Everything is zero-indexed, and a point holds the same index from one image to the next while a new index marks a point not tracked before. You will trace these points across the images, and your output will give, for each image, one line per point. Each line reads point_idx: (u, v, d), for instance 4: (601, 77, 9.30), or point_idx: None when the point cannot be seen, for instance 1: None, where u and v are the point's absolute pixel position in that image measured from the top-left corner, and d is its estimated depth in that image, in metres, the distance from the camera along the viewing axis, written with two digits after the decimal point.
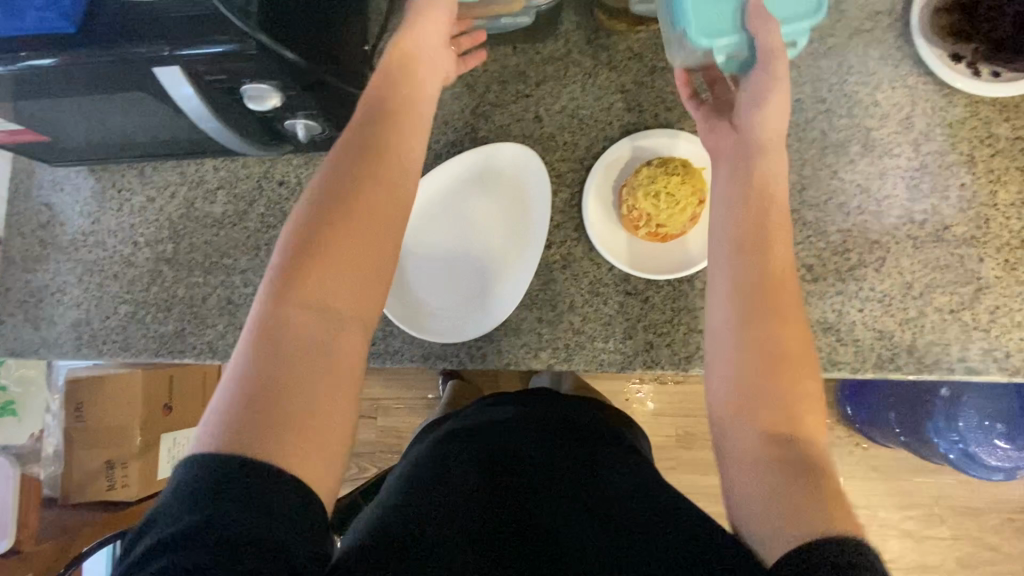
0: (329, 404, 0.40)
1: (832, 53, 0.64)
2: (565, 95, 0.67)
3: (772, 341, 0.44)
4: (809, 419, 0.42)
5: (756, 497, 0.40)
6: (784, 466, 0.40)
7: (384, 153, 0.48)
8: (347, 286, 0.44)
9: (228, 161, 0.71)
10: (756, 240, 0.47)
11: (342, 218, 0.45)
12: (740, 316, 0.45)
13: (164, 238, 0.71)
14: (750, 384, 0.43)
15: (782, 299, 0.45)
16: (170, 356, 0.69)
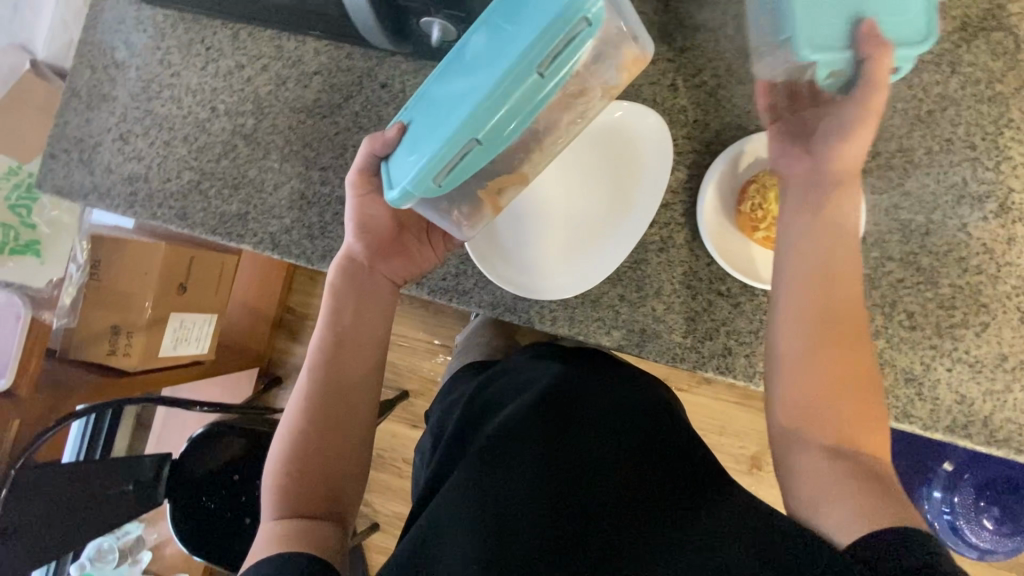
0: (334, 529, 0.50)
1: (997, 99, 0.60)
2: (708, 70, 0.62)
3: (841, 366, 0.48)
4: (873, 429, 0.47)
5: (820, 499, 0.44)
6: (858, 475, 0.44)
7: (379, 299, 0.59)
8: (346, 408, 0.56)
9: (333, 46, 0.65)
10: (812, 263, 0.51)
11: (340, 373, 0.57)
12: (811, 353, 0.49)
13: (245, 112, 0.66)
14: (819, 405, 0.48)
15: (849, 328, 0.50)
16: (227, 238, 0.66)
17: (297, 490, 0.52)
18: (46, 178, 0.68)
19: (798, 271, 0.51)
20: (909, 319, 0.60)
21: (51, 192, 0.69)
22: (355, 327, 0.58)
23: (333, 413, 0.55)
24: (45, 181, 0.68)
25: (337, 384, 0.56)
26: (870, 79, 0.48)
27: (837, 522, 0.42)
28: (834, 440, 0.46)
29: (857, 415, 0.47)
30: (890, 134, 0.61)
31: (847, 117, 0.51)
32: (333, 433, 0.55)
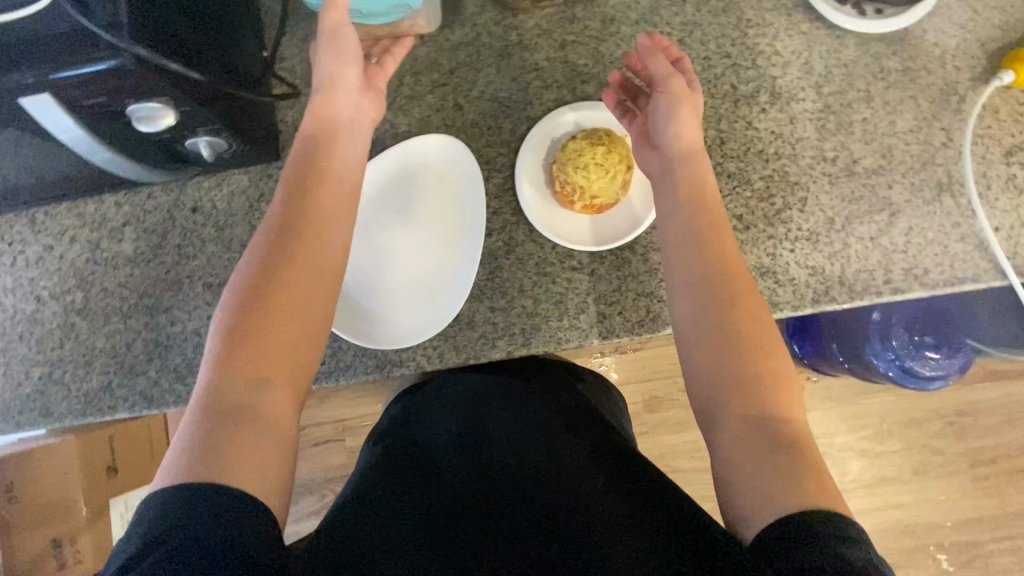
0: (271, 442, 0.42)
1: (730, 8, 0.66)
2: (481, 80, 0.66)
3: (741, 330, 0.48)
4: (782, 399, 0.45)
5: (755, 486, 0.41)
6: (773, 450, 0.43)
7: (317, 213, 0.51)
8: (286, 334, 0.46)
9: (130, 194, 0.65)
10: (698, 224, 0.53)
11: (279, 282, 0.47)
12: (716, 337, 0.48)
13: (71, 288, 0.65)
14: (718, 347, 0.47)
15: (746, 306, 0.49)
16: (100, 414, 0.64)
17: (223, 409, 0.42)
18: None
19: (684, 263, 0.52)
20: (741, 222, 0.64)
21: None
22: (294, 244, 0.49)
23: (274, 354, 0.45)
24: None
25: (278, 314, 0.46)
26: (682, 95, 0.56)
27: (756, 503, 0.41)
28: (745, 413, 0.45)
29: (764, 386, 0.46)
30: None
31: (678, 109, 0.56)
32: (275, 370, 0.45)
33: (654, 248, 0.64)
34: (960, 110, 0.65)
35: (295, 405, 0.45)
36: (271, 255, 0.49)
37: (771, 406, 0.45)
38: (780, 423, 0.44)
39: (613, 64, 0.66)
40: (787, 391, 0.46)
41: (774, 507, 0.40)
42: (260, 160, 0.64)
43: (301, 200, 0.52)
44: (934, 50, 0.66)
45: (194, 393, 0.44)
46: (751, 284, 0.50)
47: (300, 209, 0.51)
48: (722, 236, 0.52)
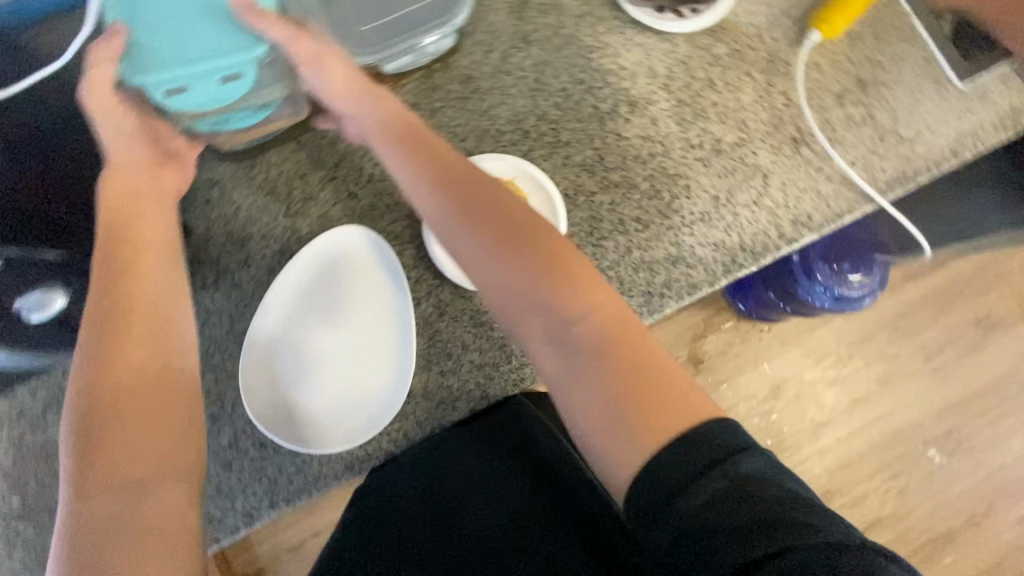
0: (162, 549, 0.40)
1: (569, 40, 0.73)
2: (367, 165, 0.69)
3: (511, 245, 0.47)
4: (586, 300, 0.45)
5: (588, 414, 0.44)
6: (588, 360, 0.44)
7: (141, 287, 0.47)
8: (148, 439, 0.43)
9: (44, 379, 0.62)
10: (432, 158, 0.51)
11: (112, 379, 0.43)
12: (490, 265, 0.47)
13: (6, 495, 0.61)
14: (521, 293, 0.46)
15: (497, 215, 0.48)
16: None
17: (90, 543, 0.39)
18: None
19: (428, 210, 0.50)
20: (639, 223, 0.69)
21: None
22: (110, 334, 0.44)
23: (140, 461, 0.42)
24: None
25: (123, 426, 0.42)
26: (313, 53, 0.54)
27: (604, 437, 0.43)
28: (549, 333, 0.45)
29: (562, 283, 0.45)
30: (523, 113, 0.71)
31: (322, 72, 0.54)
32: (145, 470, 0.42)
33: None
34: (789, 73, 0.74)
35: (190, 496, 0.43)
36: (94, 349, 0.44)
37: (572, 311, 0.45)
38: (581, 329, 0.45)
39: (483, 116, 0.71)
40: (583, 285, 0.46)
41: (611, 438, 0.43)
42: None
43: (111, 275, 0.47)
44: (750, 29, 0.74)
45: (60, 520, 0.41)
46: (511, 198, 0.49)
47: (111, 283, 0.47)
48: (445, 155, 0.51)
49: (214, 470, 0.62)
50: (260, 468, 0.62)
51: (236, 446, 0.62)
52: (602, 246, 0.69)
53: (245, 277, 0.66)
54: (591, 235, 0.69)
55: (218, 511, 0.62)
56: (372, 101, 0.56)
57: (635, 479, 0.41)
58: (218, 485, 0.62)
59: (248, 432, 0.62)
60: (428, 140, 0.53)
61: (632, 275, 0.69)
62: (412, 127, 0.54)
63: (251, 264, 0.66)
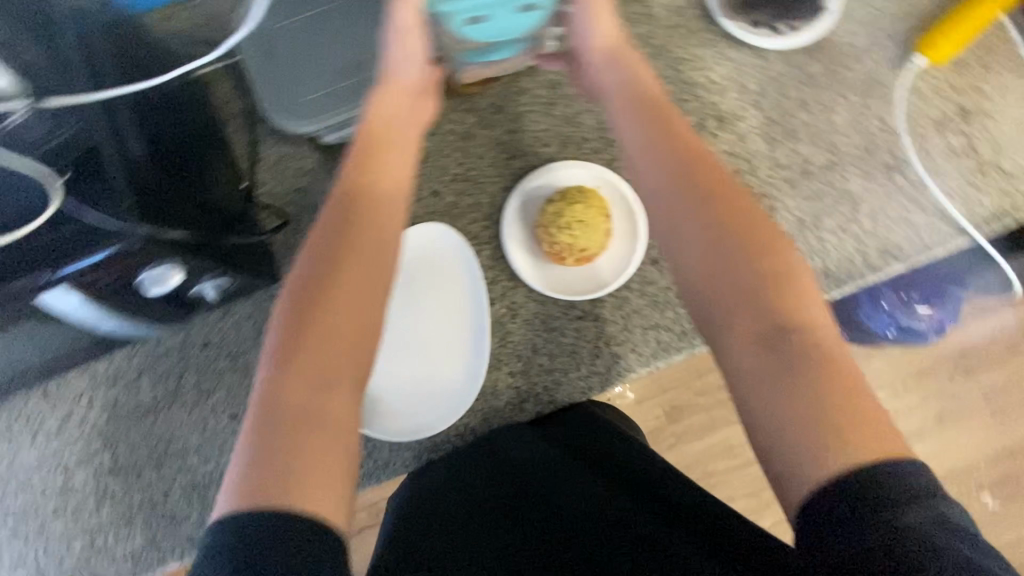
0: (337, 454, 0.41)
1: (661, 51, 0.72)
2: (452, 163, 0.70)
3: (730, 228, 0.47)
4: (801, 308, 0.44)
5: (797, 412, 0.40)
6: (803, 364, 0.41)
7: (374, 211, 0.51)
8: (367, 323, 0.46)
9: (141, 346, 0.66)
10: (648, 129, 0.53)
11: (336, 280, 0.46)
12: (704, 236, 0.47)
13: (98, 449, 0.65)
14: (731, 286, 0.45)
15: (706, 191, 0.49)
16: (150, 570, 0.64)
17: (295, 406, 0.41)
18: None
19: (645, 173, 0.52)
20: None
21: None
22: (350, 241, 0.48)
23: (338, 362, 0.44)
24: None
25: (348, 317, 0.45)
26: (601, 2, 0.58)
27: (801, 436, 0.39)
28: (760, 333, 0.43)
29: (775, 284, 0.45)
30: (609, 121, 0.71)
31: (596, 20, 0.58)
32: (335, 369, 0.44)
33: (649, 282, 0.67)
34: (887, 97, 0.71)
35: (353, 420, 0.44)
36: (316, 262, 0.47)
37: (787, 314, 0.43)
38: (797, 336, 0.42)
39: (568, 122, 0.71)
40: (796, 291, 0.44)
41: (826, 443, 0.38)
42: (261, 286, 0.66)
43: (352, 199, 0.51)
44: (850, 49, 0.72)
45: (254, 398, 0.42)
46: (734, 186, 0.49)
47: (346, 209, 0.50)
48: (673, 123, 0.53)
49: None
50: None
51: None
52: None
53: None
54: None
55: None
56: (615, 78, 0.58)
57: (839, 478, 0.37)
58: None
59: None
60: (661, 116, 0.54)
61: None
62: (655, 97, 0.56)
63: None
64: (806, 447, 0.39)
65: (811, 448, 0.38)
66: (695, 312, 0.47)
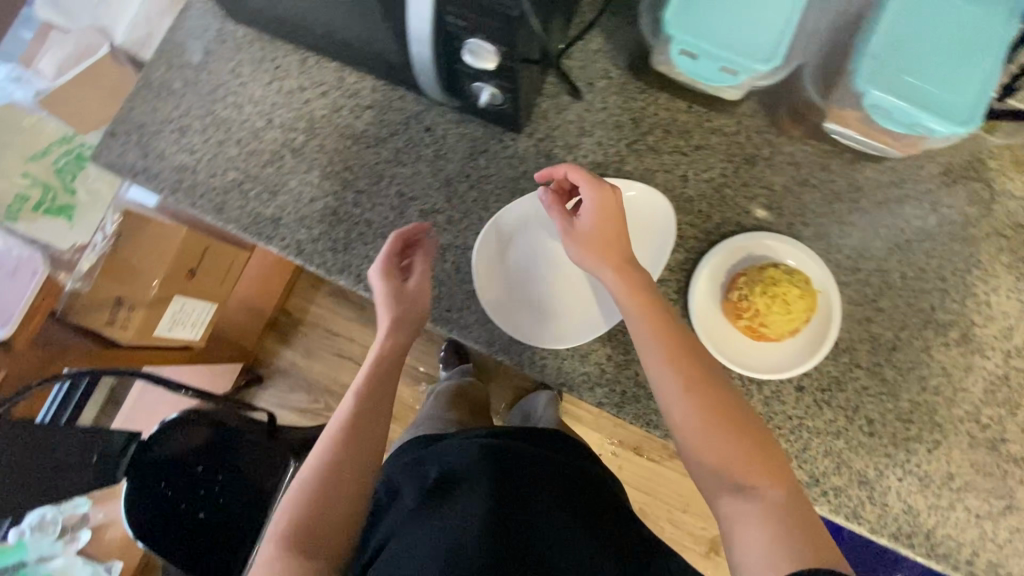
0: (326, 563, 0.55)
1: (968, 241, 0.67)
2: (717, 169, 0.69)
3: (716, 399, 0.55)
4: (768, 466, 0.53)
5: (756, 556, 0.49)
6: (767, 515, 0.50)
7: (388, 387, 0.64)
8: (384, 427, 0.62)
9: (389, 89, 0.72)
10: (650, 309, 0.58)
11: (352, 444, 0.59)
12: (705, 410, 0.54)
13: (299, 128, 0.72)
14: (716, 446, 0.53)
15: (710, 380, 0.56)
16: (256, 238, 0.70)
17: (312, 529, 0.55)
18: (101, 152, 0.72)
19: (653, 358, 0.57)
20: (868, 425, 0.64)
21: (102, 167, 0.72)
22: (365, 425, 0.60)
23: (331, 490, 0.57)
24: (99, 155, 0.72)
25: (371, 455, 0.60)
26: (569, 232, 0.62)
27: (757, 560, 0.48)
28: (736, 479, 0.52)
29: (752, 449, 0.53)
30: (869, 254, 0.67)
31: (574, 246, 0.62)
32: (336, 485, 0.57)
33: (779, 398, 0.65)
34: None
35: (347, 510, 0.57)
36: (337, 454, 0.58)
37: (761, 472, 0.52)
38: (767, 490, 0.52)
39: (836, 224, 0.68)
40: (764, 458, 0.53)
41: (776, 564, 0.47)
42: (502, 125, 0.69)
43: (382, 396, 0.63)
44: None
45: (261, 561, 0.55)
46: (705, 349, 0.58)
47: (380, 401, 0.62)
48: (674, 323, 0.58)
49: (413, 251, 0.69)
50: (439, 280, 0.69)
51: (440, 252, 0.69)
52: (820, 409, 0.65)
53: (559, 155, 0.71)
54: (820, 391, 0.65)
55: None
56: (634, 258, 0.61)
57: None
58: (406, 262, 0.69)
59: (457, 251, 0.69)
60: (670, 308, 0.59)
61: (816, 454, 0.64)
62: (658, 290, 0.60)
63: (572, 152, 0.70)
64: (765, 558, 0.48)
65: (759, 571, 0.48)
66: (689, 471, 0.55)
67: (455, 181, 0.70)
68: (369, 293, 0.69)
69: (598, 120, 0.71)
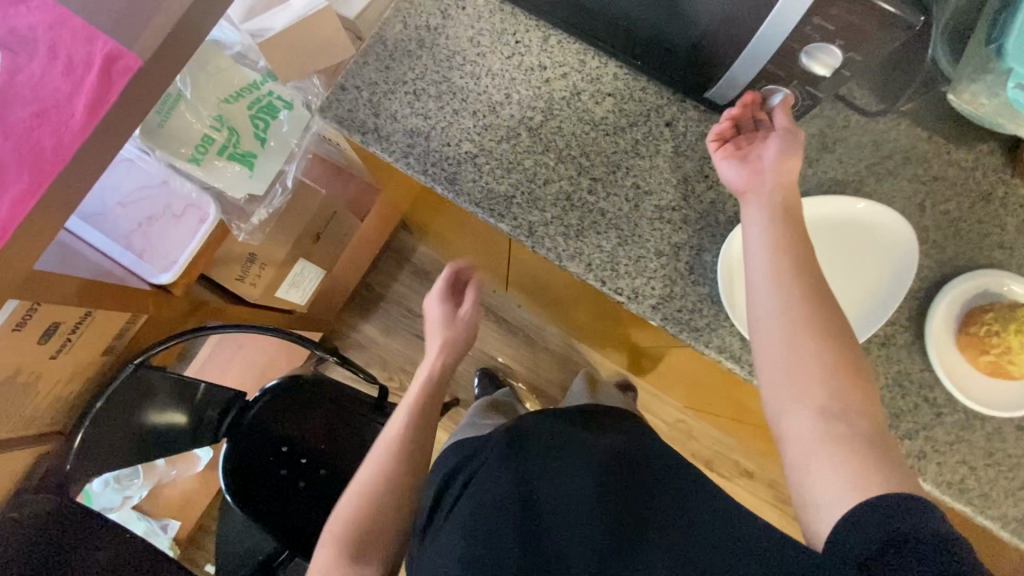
0: None
1: None
2: (953, 201, 0.70)
3: (818, 321, 0.49)
4: (854, 384, 0.47)
5: (831, 481, 0.43)
6: (851, 443, 0.44)
7: None
8: None
9: (634, 79, 0.71)
10: (780, 232, 0.54)
11: None
12: (805, 338, 0.49)
13: (537, 108, 0.70)
14: (808, 371, 0.48)
15: (824, 312, 0.50)
16: (487, 214, 0.69)
17: None
18: (330, 105, 0.70)
19: (760, 271, 0.53)
20: None
21: (329, 119, 0.70)
22: None
23: None
24: (327, 108, 0.70)
25: None
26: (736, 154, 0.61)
27: (836, 497, 0.43)
28: (818, 401, 0.47)
29: (851, 382, 0.47)
30: None
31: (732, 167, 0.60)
32: None
33: (1002, 437, 0.65)
34: None
35: None
36: None
37: (849, 391, 0.47)
38: (856, 415, 0.46)
39: None
40: (857, 387, 0.47)
41: (852, 497, 0.42)
42: None
43: None
44: None
45: None
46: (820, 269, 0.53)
47: None
48: (802, 241, 0.53)
49: (647, 246, 0.68)
50: (671, 279, 0.68)
51: (673, 251, 0.68)
52: None
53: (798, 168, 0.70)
54: None
55: (621, 270, 0.68)
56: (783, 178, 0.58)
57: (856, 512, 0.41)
58: (638, 258, 0.68)
59: (691, 252, 0.68)
60: (793, 227, 0.54)
61: None
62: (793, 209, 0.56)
63: (812, 166, 0.70)
64: (844, 502, 0.42)
65: (840, 507, 0.42)
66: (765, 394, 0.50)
67: (692, 180, 0.69)
68: (598, 284, 0.68)
69: (839, 138, 0.70)
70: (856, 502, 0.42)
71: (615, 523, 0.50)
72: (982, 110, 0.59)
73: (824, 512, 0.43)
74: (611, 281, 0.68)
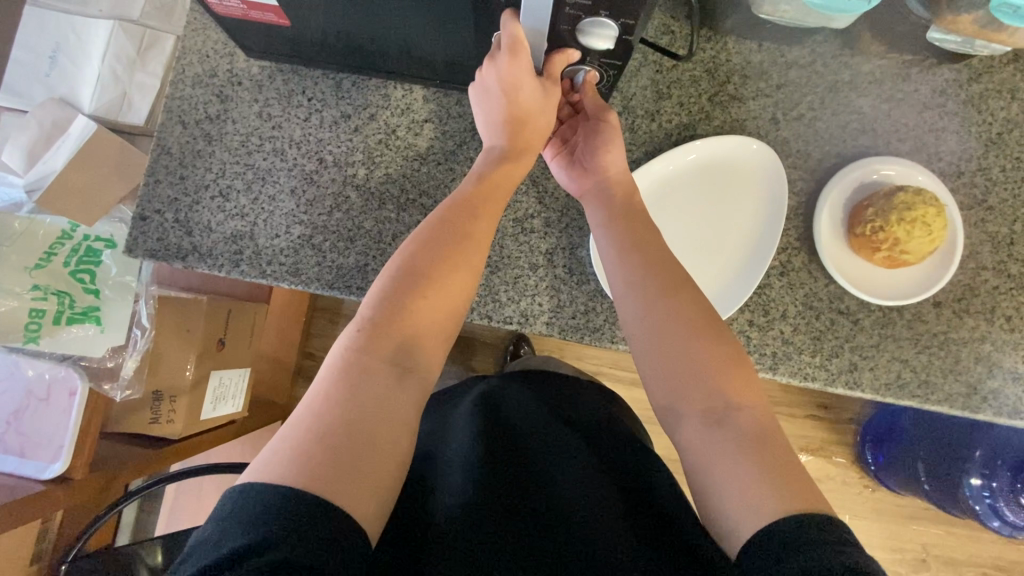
0: None
1: None
2: (804, 103, 0.66)
3: (687, 316, 0.51)
4: (736, 382, 0.49)
5: (731, 492, 0.44)
6: (739, 443, 0.46)
7: None
8: None
9: (445, 95, 0.65)
10: (628, 235, 0.56)
11: None
12: (678, 336, 0.50)
13: (356, 162, 0.64)
14: (688, 370, 0.49)
15: (696, 309, 0.52)
16: (346, 292, 0.63)
17: None
18: (137, 242, 0.63)
19: (618, 277, 0.55)
20: (1008, 322, 0.65)
21: (142, 257, 0.63)
22: None
23: None
24: (135, 245, 0.63)
25: None
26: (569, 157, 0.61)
27: (737, 509, 0.44)
28: (703, 407, 0.48)
29: (731, 376, 0.49)
30: (968, 155, 0.66)
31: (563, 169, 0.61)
32: None
33: (921, 319, 0.65)
34: None
35: None
36: None
37: (730, 393, 0.48)
38: (737, 414, 0.47)
39: (930, 132, 0.67)
40: (738, 379, 0.49)
41: (751, 503, 0.43)
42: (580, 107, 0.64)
43: None
44: None
45: None
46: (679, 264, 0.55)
47: None
48: (655, 242, 0.55)
49: (520, 263, 0.64)
50: (555, 287, 0.64)
51: (547, 258, 0.64)
52: (960, 318, 0.65)
53: (642, 126, 0.66)
54: (956, 302, 0.65)
55: (502, 297, 0.64)
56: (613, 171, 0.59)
57: (765, 527, 0.42)
58: (516, 278, 0.64)
59: (565, 253, 0.64)
60: (644, 228, 0.56)
61: (968, 363, 0.64)
62: (632, 203, 0.58)
63: (655, 119, 0.66)
64: (744, 504, 0.43)
65: (738, 511, 0.43)
66: (648, 394, 0.52)
67: (541, 179, 0.65)
68: (485, 320, 0.64)
69: (673, 80, 0.66)
70: (757, 521, 0.42)
71: (607, 500, 0.53)
72: (787, 15, 0.57)
73: (727, 530, 0.44)
74: (497, 312, 0.63)
